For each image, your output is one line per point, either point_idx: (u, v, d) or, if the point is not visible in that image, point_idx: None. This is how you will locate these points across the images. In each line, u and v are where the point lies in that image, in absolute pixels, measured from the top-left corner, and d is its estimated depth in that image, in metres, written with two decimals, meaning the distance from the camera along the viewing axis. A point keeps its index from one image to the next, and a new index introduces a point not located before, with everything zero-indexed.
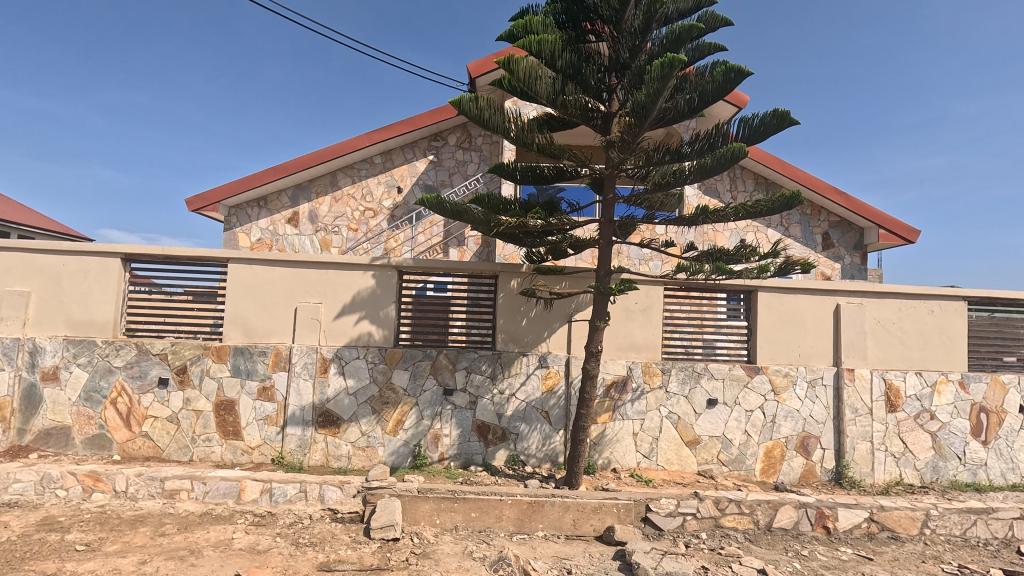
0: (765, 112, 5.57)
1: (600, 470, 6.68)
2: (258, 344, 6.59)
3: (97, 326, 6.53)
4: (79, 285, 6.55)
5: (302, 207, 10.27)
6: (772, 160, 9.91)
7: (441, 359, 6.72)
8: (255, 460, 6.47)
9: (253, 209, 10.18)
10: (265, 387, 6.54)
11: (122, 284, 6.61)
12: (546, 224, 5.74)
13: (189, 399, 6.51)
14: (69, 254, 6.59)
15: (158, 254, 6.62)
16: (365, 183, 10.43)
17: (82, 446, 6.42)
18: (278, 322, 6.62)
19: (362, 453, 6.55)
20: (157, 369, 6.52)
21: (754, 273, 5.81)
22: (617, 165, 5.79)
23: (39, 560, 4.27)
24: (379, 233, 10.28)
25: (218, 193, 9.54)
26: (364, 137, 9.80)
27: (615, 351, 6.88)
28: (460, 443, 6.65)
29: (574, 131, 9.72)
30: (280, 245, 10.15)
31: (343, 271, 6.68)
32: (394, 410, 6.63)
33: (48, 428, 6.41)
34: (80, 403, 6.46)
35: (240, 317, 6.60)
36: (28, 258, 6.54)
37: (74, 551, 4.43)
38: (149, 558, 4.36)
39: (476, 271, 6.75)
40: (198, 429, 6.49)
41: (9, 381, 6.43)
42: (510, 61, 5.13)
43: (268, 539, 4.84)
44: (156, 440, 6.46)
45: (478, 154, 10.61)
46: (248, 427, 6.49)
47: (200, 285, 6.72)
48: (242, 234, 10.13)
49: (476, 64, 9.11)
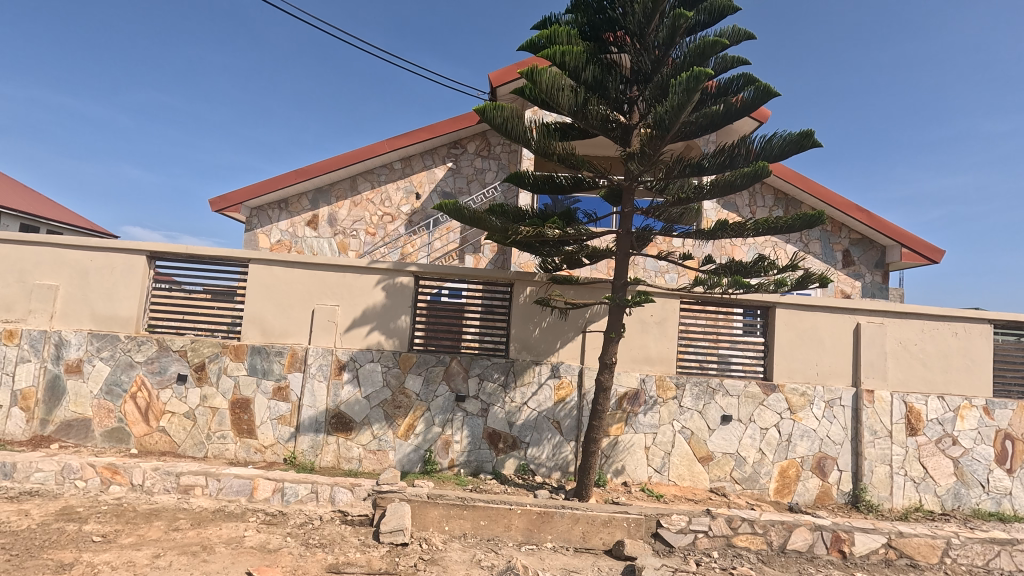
0: (789, 132, 5.52)
1: (610, 482, 6.63)
2: (275, 344, 6.68)
3: (121, 321, 6.68)
4: (105, 280, 6.72)
5: (322, 210, 10.43)
6: (792, 175, 9.81)
7: (454, 365, 6.75)
8: (268, 458, 6.54)
9: (274, 211, 10.37)
10: (281, 387, 6.62)
11: (146, 281, 6.77)
12: (563, 234, 5.73)
13: (206, 395, 6.61)
14: (96, 249, 6.77)
15: (181, 253, 6.78)
16: (384, 189, 10.56)
17: (101, 439, 6.55)
18: (296, 323, 6.71)
19: (372, 457, 6.57)
20: (176, 364, 6.65)
21: (772, 287, 5.72)
22: (635, 177, 5.79)
23: (57, 549, 4.35)
24: (396, 238, 10.35)
25: (241, 194, 9.76)
26: (385, 143, 9.95)
27: (628, 363, 6.84)
28: (471, 450, 6.64)
29: (593, 142, 9.75)
30: (299, 246, 10.31)
31: (359, 273, 6.75)
32: (406, 414, 6.65)
33: (69, 419, 6.56)
34: (101, 396, 6.60)
35: (258, 317, 6.71)
36: (58, 252, 6.74)
37: (90, 542, 4.52)
38: (163, 552, 4.42)
39: (491, 279, 6.79)
40: (214, 426, 6.58)
41: (34, 372, 6.59)
42: (533, 71, 5.15)
43: (279, 538, 4.88)
44: (172, 435, 6.57)
45: (496, 162, 10.68)
46: (262, 425, 6.57)
47: (219, 284, 6.86)
48: (263, 235, 10.31)
49: (498, 74, 9.21)
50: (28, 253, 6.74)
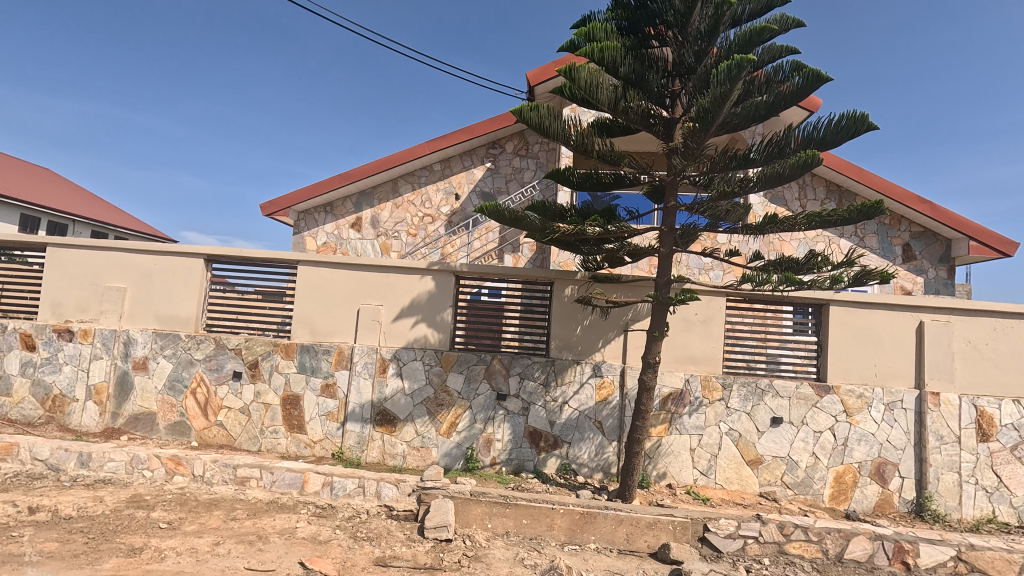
0: (843, 114, 5.24)
1: (654, 484, 6.50)
2: (322, 342, 6.91)
3: (181, 321, 7.08)
4: (168, 282, 7.13)
5: (365, 212, 10.70)
6: (846, 166, 9.34)
7: (495, 364, 6.78)
8: (317, 453, 6.76)
9: (321, 214, 10.73)
10: (328, 384, 6.84)
11: (204, 283, 7.15)
12: (604, 232, 5.65)
13: (260, 392, 6.91)
14: (159, 253, 7.19)
15: (235, 255, 7.11)
16: (425, 190, 10.74)
17: (165, 432, 6.95)
18: (342, 323, 6.92)
19: (416, 453, 6.69)
20: (232, 362, 6.97)
21: (827, 284, 5.43)
22: (678, 173, 5.65)
23: (128, 534, 4.64)
24: (437, 239, 10.50)
25: (289, 199, 10.15)
26: (425, 145, 10.12)
27: (672, 362, 6.69)
28: (513, 448, 6.67)
29: (634, 138, 9.58)
30: (343, 248, 10.61)
31: (402, 274, 6.90)
32: (448, 412, 6.74)
33: (137, 413, 6.99)
34: (165, 391, 7.00)
35: (306, 316, 6.95)
36: (125, 257, 7.21)
37: (158, 528, 4.80)
38: (222, 540, 4.66)
39: (531, 277, 6.77)
40: (267, 421, 6.86)
41: (106, 369, 7.06)
42: (570, 69, 5.09)
43: (329, 530, 5.04)
44: (229, 429, 6.90)
45: (535, 161, 10.67)
46: (311, 421, 6.81)
47: (269, 285, 7.15)
48: (310, 238, 10.68)
49: (535, 73, 9.20)
50: (100, 258, 7.23)
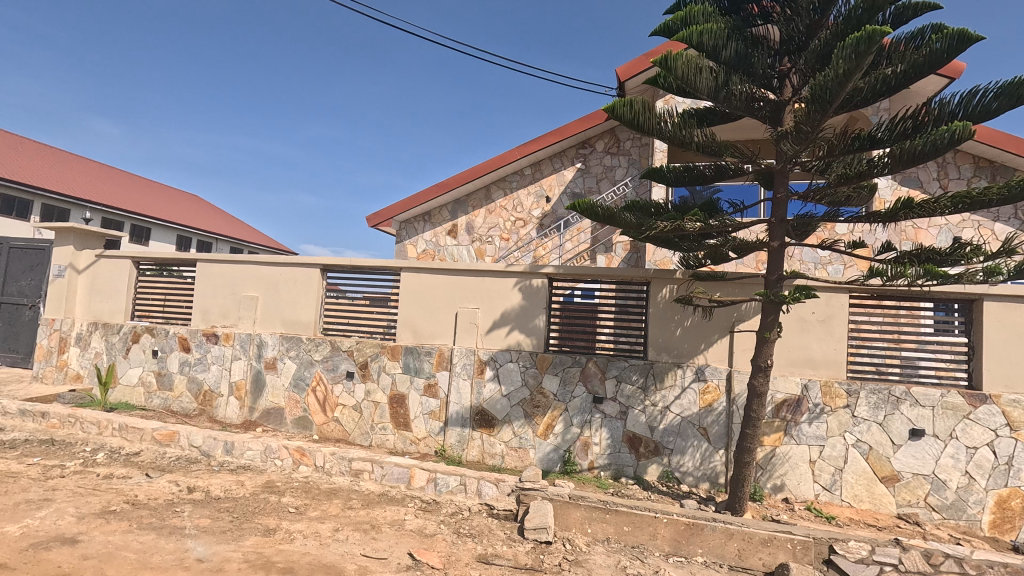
0: (997, 81, 4.46)
1: (768, 498, 5.99)
2: (424, 344, 7.27)
3: (303, 325, 7.83)
4: (291, 291, 7.93)
5: (460, 219, 11.11)
6: (1000, 138, 7.99)
7: (590, 366, 6.68)
8: (421, 450, 7.10)
9: (420, 223, 11.32)
10: (431, 385, 7.18)
11: (320, 291, 7.85)
12: (705, 227, 5.35)
13: (370, 390, 7.42)
14: (284, 265, 8.03)
15: (347, 264, 7.72)
16: (516, 195, 10.91)
17: (291, 425, 7.71)
18: (442, 326, 7.23)
19: (514, 454, 6.79)
20: (346, 363, 7.57)
21: (980, 276, 4.64)
22: (790, 158, 5.19)
23: (264, 515, 5.20)
24: (529, 242, 10.61)
25: (392, 210, 10.84)
26: (516, 150, 10.29)
27: (787, 366, 6.14)
28: (611, 453, 6.52)
29: (736, 125, 8.97)
30: (441, 255, 11.10)
31: (497, 278, 7.06)
32: (545, 414, 6.76)
33: (269, 408, 7.84)
34: (291, 388, 7.78)
35: (410, 320, 7.36)
36: (257, 269, 8.14)
37: (288, 512, 5.32)
38: (341, 527, 5.06)
39: (626, 278, 6.60)
40: (377, 418, 7.35)
41: (244, 368, 8.00)
42: (666, 58, 4.86)
43: (434, 525, 5.28)
44: (344, 425, 7.49)
45: (627, 158, 10.39)
46: (416, 419, 7.18)
47: (375, 290, 7.68)
48: (411, 246, 11.32)
49: (626, 67, 8.98)
50: (238, 271, 8.24)
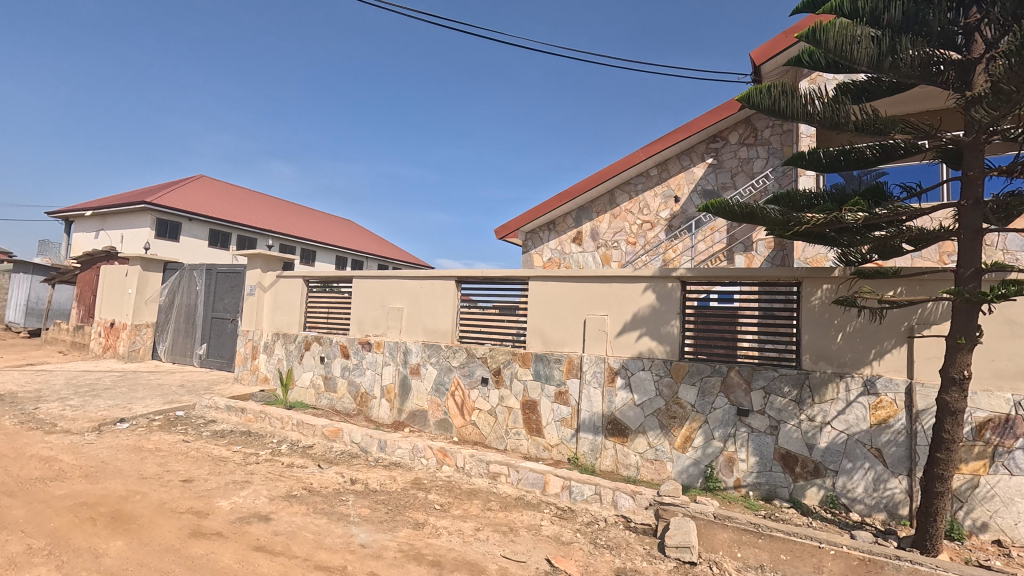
0: None
1: (972, 538, 4.95)
2: (554, 352, 7.34)
3: (442, 334, 8.41)
4: (431, 301, 8.57)
5: (584, 226, 11.08)
6: None
7: (732, 376, 6.18)
8: (555, 457, 7.15)
9: (544, 232, 11.52)
10: (561, 392, 7.21)
11: (456, 301, 8.37)
12: (869, 217, 4.68)
13: (503, 396, 7.68)
14: (424, 278, 8.71)
15: (478, 275, 8.11)
16: (642, 197, 10.58)
17: (434, 427, 8.28)
18: (570, 333, 7.25)
19: (650, 466, 6.51)
20: (480, 369, 7.95)
21: None
22: (986, 127, 4.30)
23: (414, 510, 5.63)
24: (658, 245, 10.19)
25: (517, 221, 11.18)
26: (640, 151, 10.00)
27: (990, 379, 5.06)
28: (761, 472, 5.93)
29: (909, 97, 7.61)
30: (566, 262, 11.15)
31: (625, 284, 6.90)
32: (682, 425, 6.38)
33: (414, 410, 8.52)
34: (433, 393, 8.36)
35: (539, 327, 7.49)
36: (402, 283, 8.95)
37: (434, 509, 5.71)
38: (482, 527, 5.29)
39: (770, 278, 6.01)
40: (510, 423, 7.58)
41: (392, 373, 8.81)
42: (813, 31, 4.42)
43: (570, 533, 5.27)
44: (481, 428, 7.83)
45: (766, 148, 9.50)
46: (548, 426, 7.26)
47: (504, 299, 8.01)
48: (537, 255, 11.56)
49: (761, 50, 8.25)
50: (386, 285, 9.14)
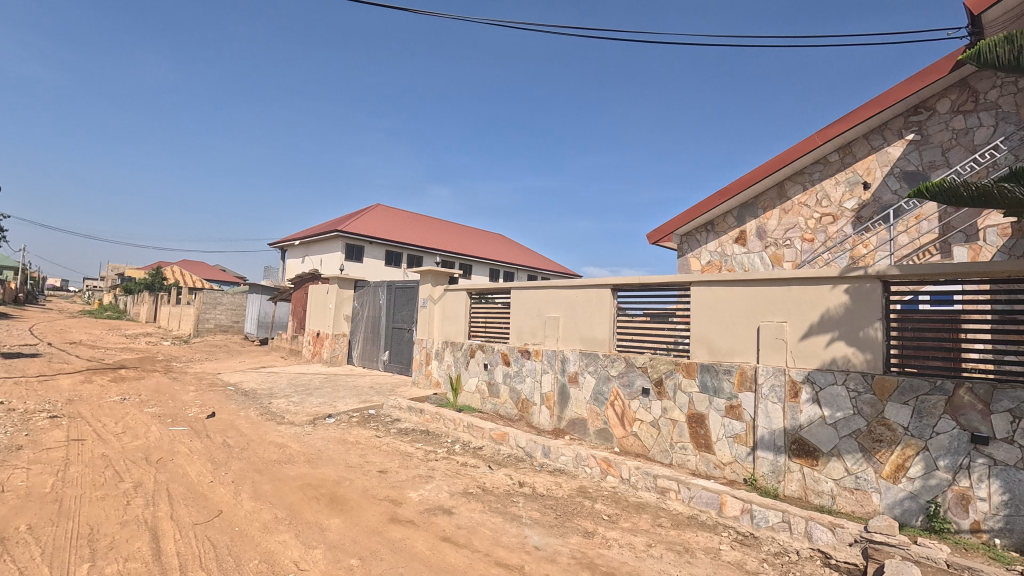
0: None
1: None
2: (723, 362, 6.81)
3: (599, 342, 8.36)
4: (587, 310, 8.60)
5: (749, 225, 10.13)
6: None
7: (961, 395, 5.06)
8: (727, 476, 6.58)
9: (702, 234, 10.84)
10: (733, 406, 6.64)
11: (613, 309, 8.27)
12: None
13: (667, 408, 7.33)
14: (579, 287, 8.79)
15: (635, 282, 7.88)
16: (820, 187, 9.33)
17: (594, 436, 8.20)
18: (742, 341, 6.66)
19: (849, 495, 5.63)
20: (641, 379, 7.69)
21: None
22: None
23: (582, 518, 5.65)
24: (843, 240, 8.87)
25: (672, 224, 10.72)
26: (816, 136, 8.87)
27: None
28: (1012, 516, 4.75)
29: None
30: (729, 265, 10.31)
31: (808, 286, 6.13)
32: (891, 451, 5.42)
33: (574, 418, 8.57)
34: (591, 401, 8.32)
35: (704, 336, 7.03)
36: (558, 292, 9.14)
37: (602, 519, 5.66)
38: (654, 543, 5.09)
39: (1014, 274, 4.81)
40: (675, 437, 7.18)
41: (551, 380, 8.99)
42: None
43: (755, 561, 4.80)
44: (643, 440, 7.54)
45: (993, 113, 7.70)
46: (718, 442, 6.73)
47: (656, 307, 7.80)
48: (694, 259, 10.93)
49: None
50: (542, 295, 9.42)
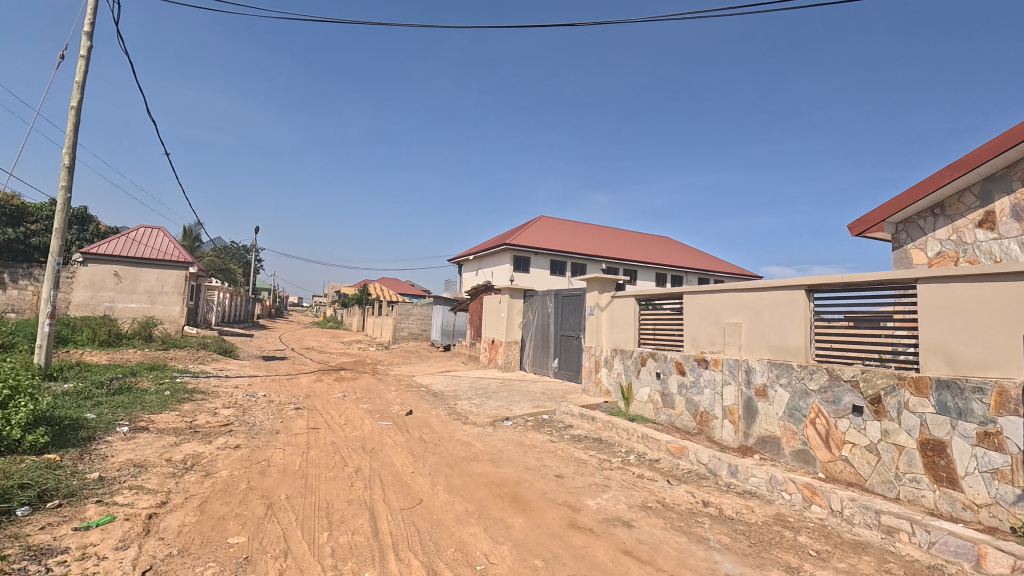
0: None
1: None
2: (970, 377, 5.42)
3: (792, 351, 7.36)
4: (775, 315, 7.64)
5: (1000, 203, 7.83)
6: None
7: None
8: (985, 521, 5.17)
9: (926, 219, 8.94)
10: (988, 433, 5.23)
11: (808, 313, 7.20)
12: None
13: (888, 430, 6.10)
14: (764, 289, 7.87)
15: (838, 281, 6.70)
16: None
17: (791, 458, 7.21)
18: (1000, 352, 5.21)
19: None
20: (850, 396, 6.55)
21: None
22: None
23: (782, 550, 4.99)
24: None
25: (881, 212, 9.05)
26: None
27: None
28: None
29: None
30: (970, 255, 8.22)
31: None
32: None
33: (764, 435, 7.66)
34: (786, 418, 7.34)
35: (941, 344, 5.70)
36: (739, 296, 8.32)
37: (809, 554, 4.92)
38: None
39: None
40: (902, 466, 5.92)
41: (735, 393, 8.20)
42: None
43: None
44: (857, 467, 6.38)
45: None
46: (967, 476, 5.35)
47: (860, 310, 6.62)
48: (917, 251, 9.13)
49: None
50: (720, 300, 8.68)
